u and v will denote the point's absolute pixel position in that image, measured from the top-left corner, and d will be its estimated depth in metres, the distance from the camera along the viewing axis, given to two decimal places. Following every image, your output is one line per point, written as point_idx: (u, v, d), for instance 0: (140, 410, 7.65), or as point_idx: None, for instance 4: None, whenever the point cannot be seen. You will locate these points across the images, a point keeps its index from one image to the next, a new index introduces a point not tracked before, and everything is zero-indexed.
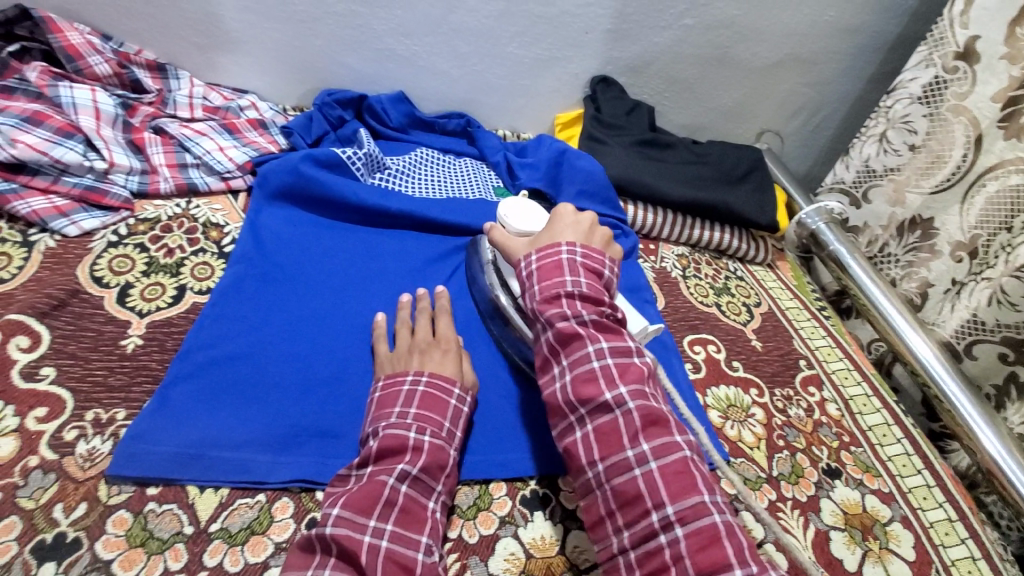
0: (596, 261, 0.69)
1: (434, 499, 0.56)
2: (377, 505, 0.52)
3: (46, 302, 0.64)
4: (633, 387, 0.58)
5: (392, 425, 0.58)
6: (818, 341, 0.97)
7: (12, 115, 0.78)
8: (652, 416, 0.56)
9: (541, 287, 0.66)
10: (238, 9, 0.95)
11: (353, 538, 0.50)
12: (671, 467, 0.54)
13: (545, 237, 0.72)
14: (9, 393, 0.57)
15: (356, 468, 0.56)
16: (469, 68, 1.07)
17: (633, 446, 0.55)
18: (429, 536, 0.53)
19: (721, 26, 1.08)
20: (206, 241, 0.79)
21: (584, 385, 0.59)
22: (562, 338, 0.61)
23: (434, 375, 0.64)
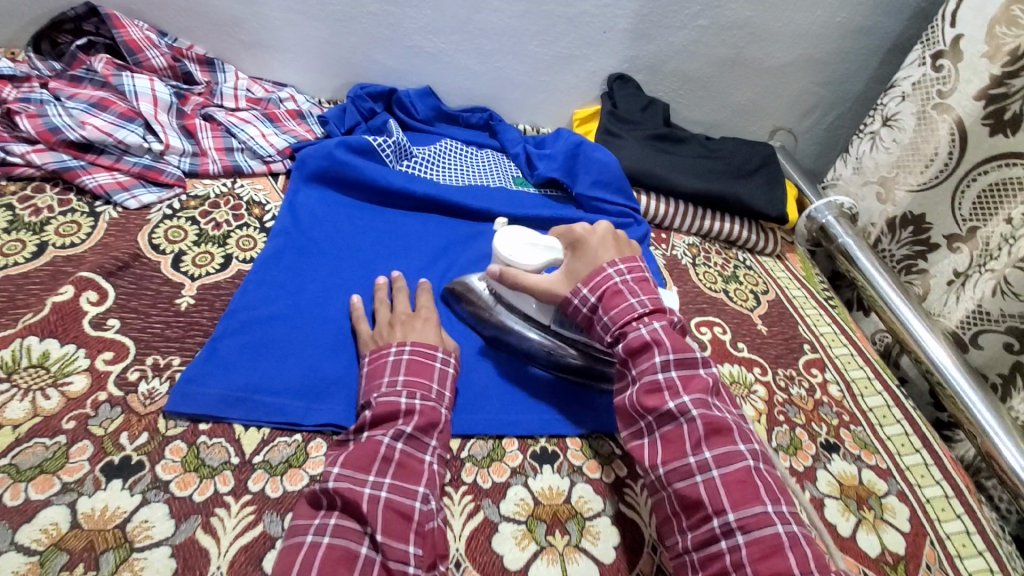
0: (641, 271, 0.69)
1: (430, 452, 0.61)
2: (375, 462, 0.57)
3: (112, 263, 0.72)
4: (698, 396, 0.60)
5: (384, 393, 0.63)
6: (823, 327, 1.01)
7: (82, 101, 0.87)
8: (718, 427, 0.59)
9: (613, 318, 0.66)
10: (281, 9, 1.03)
11: (353, 490, 0.54)
12: (732, 476, 0.56)
13: (585, 266, 0.71)
14: (80, 337, 0.64)
15: (353, 433, 0.61)
16: (492, 65, 1.13)
17: (694, 453, 0.58)
18: (426, 487, 0.58)
19: (734, 26, 1.13)
20: (250, 216, 0.86)
21: (649, 394, 0.61)
22: (631, 349, 0.64)
23: (416, 344, 0.68)
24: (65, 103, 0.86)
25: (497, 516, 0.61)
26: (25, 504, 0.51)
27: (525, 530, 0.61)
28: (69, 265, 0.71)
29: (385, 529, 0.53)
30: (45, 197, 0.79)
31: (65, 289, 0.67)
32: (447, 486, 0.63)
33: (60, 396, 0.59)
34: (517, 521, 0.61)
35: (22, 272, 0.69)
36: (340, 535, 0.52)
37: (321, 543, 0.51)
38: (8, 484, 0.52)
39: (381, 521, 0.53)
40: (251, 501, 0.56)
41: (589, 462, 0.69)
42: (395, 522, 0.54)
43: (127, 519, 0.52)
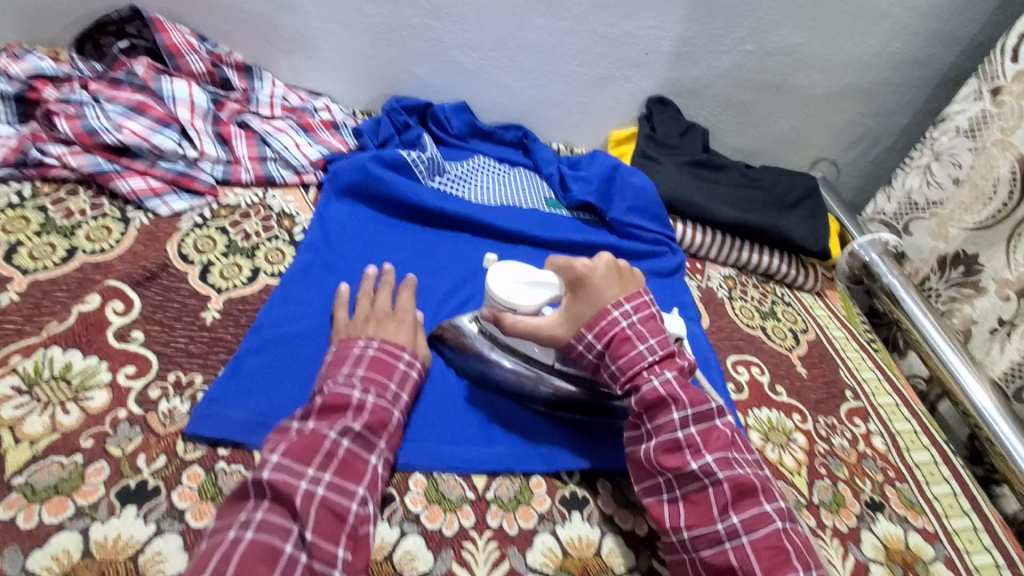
0: (649, 310, 0.65)
1: (377, 455, 0.58)
2: (317, 455, 0.54)
3: (139, 272, 0.70)
4: (720, 455, 0.59)
5: (338, 384, 0.60)
6: (865, 373, 0.96)
7: (120, 104, 0.87)
8: (744, 489, 0.57)
9: (619, 366, 0.63)
10: (322, 19, 1.02)
11: (289, 483, 0.52)
12: (763, 542, 0.55)
13: (587, 310, 0.66)
14: (103, 348, 0.62)
15: (298, 418, 0.57)
16: (530, 82, 1.11)
17: (722, 518, 0.56)
18: (366, 489, 0.56)
19: (782, 53, 1.10)
20: (280, 228, 0.84)
21: (669, 452, 0.60)
22: (646, 404, 0.61)
23: (385, 341, 0.66)
24: (104, 105, 0.86)
25: (523, 566, 0.58)
26: (37, 529, 0.49)
27: None
28: (98, 273, 0.70)
29: (316, 526, 0.51)
30: (78, 200, 0.78)
31: (92, 298, 0.66)
32: (470, 531, 0.59)
33: (80, 411, 0.57)
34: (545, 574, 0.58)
35: (50, 278, 0.68)
36: (265, 529, 0.49)
37: (244, 537, 0.48)
38: (22, 505, 0.50)
39: (313, 519, 0.51)
40: None
41: (621, 511, 0.65)
42: (328, 522, 0.52)
43: (140, 550, 0.50)
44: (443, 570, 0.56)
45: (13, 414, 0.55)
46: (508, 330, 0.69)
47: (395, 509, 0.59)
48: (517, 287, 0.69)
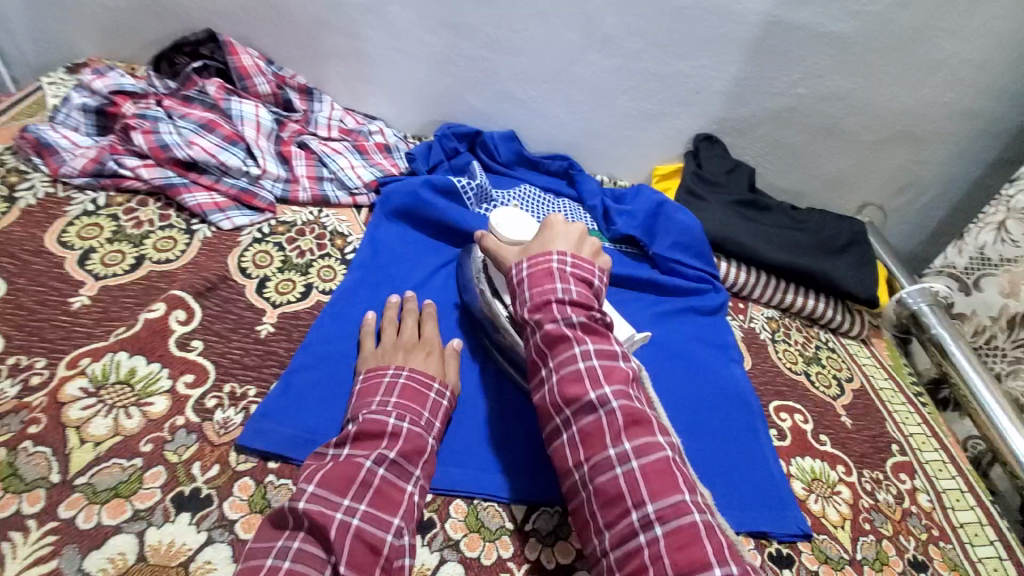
0: (585, 270, 0.69)
1: (412, 483, 0.57)
2: (353, 485, 0.53)
3: (202, 283, 0.73)
4: (617, 387, 0.59)
5: (373, 411, 0.60)
6: (912, 427, 0.93)
7: (192, 121, 0.91)
8: (635, 416, 0.57)
9: (532, 296, 0.66)
10: (384, 48, 1.06)
11: (324, 515, 0.51)
12: (652, 467, 0.55)
13: (536, 247, 0.72)
14: (165, 356, 0.64)
15: (333, 448, 0.57)
16: (578, 115, 1.13)
17: (614, 445, 0.56)
18: (402, 518, 0.54)
19: (834, 98, 1.10)
20: (332, 246, 0.87)
21: (571, 383, 0.60)
22: (550, 339, 0.62)
23: (415, 370, 0.65)
24: (177, 121, 0.91)
25: None
26: (96, 529, 0.51)
27: None
28: (162, 281, 0.72)
29: (350, 560, 0.49)
30: (147, 210, 0.82)
31: (157, 306, 0.69)
32: (508, 562, 0.59)
33: (141, 416, 0.59)
34: None
35: (119, 284, 0.71)
36: (303, 560, 0.49)
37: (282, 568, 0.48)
38: (83, 505, 0.52)
39: (348, 551, 0.50)
40: None
41: None
42: (362, 554, 0.50)
43: (191, 557, 0.51)
44: None
45: (80, 415, 0.57)
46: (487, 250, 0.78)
47: (436, 534, 0.59)
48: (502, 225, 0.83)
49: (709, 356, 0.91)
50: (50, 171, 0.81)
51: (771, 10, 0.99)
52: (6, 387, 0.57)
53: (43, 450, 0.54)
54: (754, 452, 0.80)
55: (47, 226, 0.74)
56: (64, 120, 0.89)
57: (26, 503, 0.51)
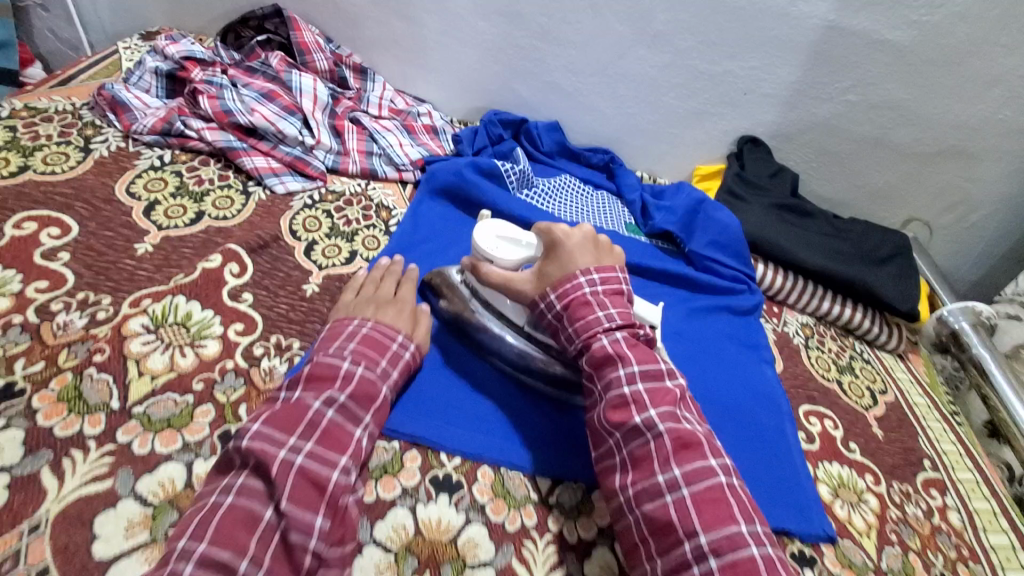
0: (615, 283, 0.69)
1: (362, 428, 0.58)
2: (300, 425, 0.54)
3: (255, 241, 0.77)
4: (665, 410, 0.59)
5: (330, 354, 0.61)
6: (946, 445, 0.91)
7: (254, 90, 0.96)
8: (685, 442, 0.57)
9: (576, 329, 0.66)
10: (438, 32, 1.09)
11: (267, 451, 0.51)
12: (704, 496, 0.54)
13: (555, 271, 0.70)
14: (218, 304, 0.68)
15: (285, 390, 0.58)
16: (623, 110, 1.14)
17: (663, 471, 0.56)
18: (349, 459, 0.55)
19: (885, 107, 1.07)
20: (377, 218, 0.90)
21: (616, 409, 0.60)
22: (595, 362, 0.64)
23: (379, 323, 0.66)
24: (240, 90, 0.95)
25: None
26: (149, 456, 0.53)
27: None
28: (219, 236, 0.76)
29: (292, 495, 0.50)
30: (208, 170, 0.86)
31: (214, 257, 0.72)
32: (530, 531, 0.59)
33: (195, 356, 0.62)
34: None
35: (180, 236, 0.74)
36: (247, 494, 0.49)
37: (224, 503, 0.49)
38: (138, 433, 0.54)
39: (290, 487, 0.50)
40: None
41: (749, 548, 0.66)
42: (306, 492, 0.51)
43: None
44: (503, 562, 0.56)
45: (140, 349, 0.60)
46: (486, 280, 0.72)
47: (462, 496, 0.60)
48: (497, 240, 0.74)
49: (741, 355, 0.91)
50: (123, 128, 0.86)
51: (829, 14, 0.98)
52: (74, 319, 0.61)
53: (105, 378, 0.57)
54: (780, 451, 0.80)
55: (117, 177, 0.79)
56: (137, 82, 0.94)
57: (87, 425, 0.54)
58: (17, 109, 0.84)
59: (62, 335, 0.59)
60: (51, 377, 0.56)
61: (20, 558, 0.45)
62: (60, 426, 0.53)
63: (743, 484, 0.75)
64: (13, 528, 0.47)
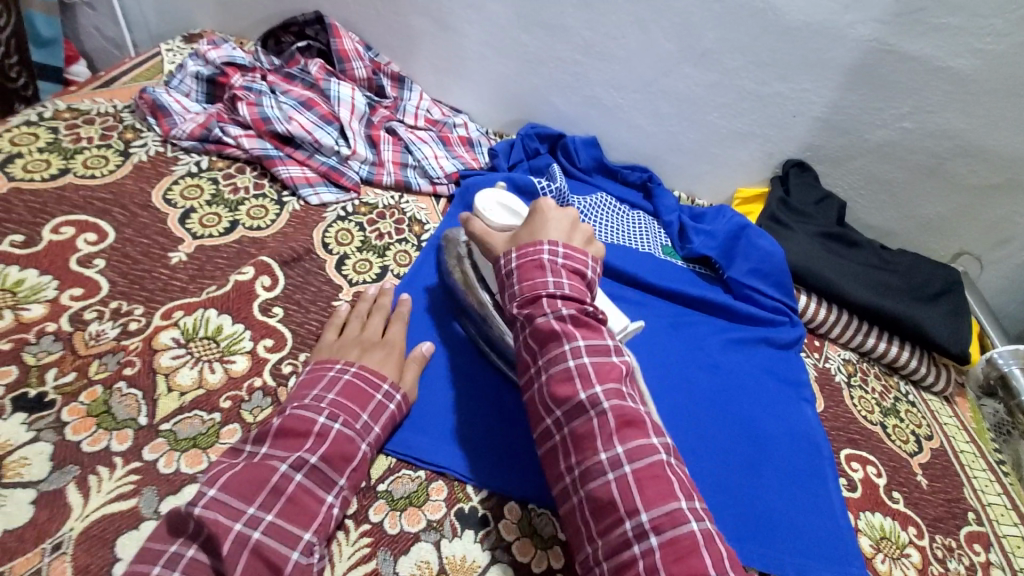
0: (577, 262, 0.64)
1: (335, 493, 0.54)
2: (263, 491, 0.50)
3: (288, 252, 0.76)
4: (610, 386, 0.56)
5: (303, 406, 0.56)
6: (991, 497, 0.87)
7: (293, 98, 0.95)
8: (627, 418, 0.54)
9: (523, 289, 0.62)
10: (479, 44, 1.08)
11: (221, 524, 0.47)
12: (645, 472, 0.51)
13: (526, 237, 0.67)
14: (248, 318, 0.67)
15: (250, 444, 0.54)
16: (664, 128, 1.11)
17: (605, 448, 0.53)
18: (313, 534, 0.50)
19: (944, 136, 1.01)
20: (410, 232, 0.88)
21: (561, 383, 0.57)
22: (541, 338, 0.59)
23: (364, 368, 0.62)
24: (279, 96, 0.94)
25: None
26: (174, 476, 0.52)
27: None
28: (253, 247, 0.75)
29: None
30: (244, 177, 0.85)
31: (246, 269, 0.71)
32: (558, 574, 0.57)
33: (224, 372, 0.61)
34: None
35: (214, 245, 0.74)
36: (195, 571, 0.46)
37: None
38: (165, 451, 0.54)
39: (242, 569, 0.46)
40: (369, 531, 0.55)
41: None
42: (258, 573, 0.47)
43: None
44: None
45: (170, 363, 0.60)
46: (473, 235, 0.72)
47: (489, 533, 0.58)
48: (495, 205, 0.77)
49: (780, 392, 0.87)
50: (162, 132, 0.86)
51: (888, 37, 0.94)
52: (107, 329, 0.61)
53: (134, 393, 0.56)
54: (820, 499, 0.76)
55: (155, 183, 0.79)
56: (178, 85, 0.94)
57: (115, 441, 0.53)
58: (61, 110, 0.84)
59: (94, 345, 0.59)
60: (82, 390, 0.55)
61: None
62: (88, 441, 0.52)
63: (774, 529, 0.71)
64: (36, 547, 0.46)
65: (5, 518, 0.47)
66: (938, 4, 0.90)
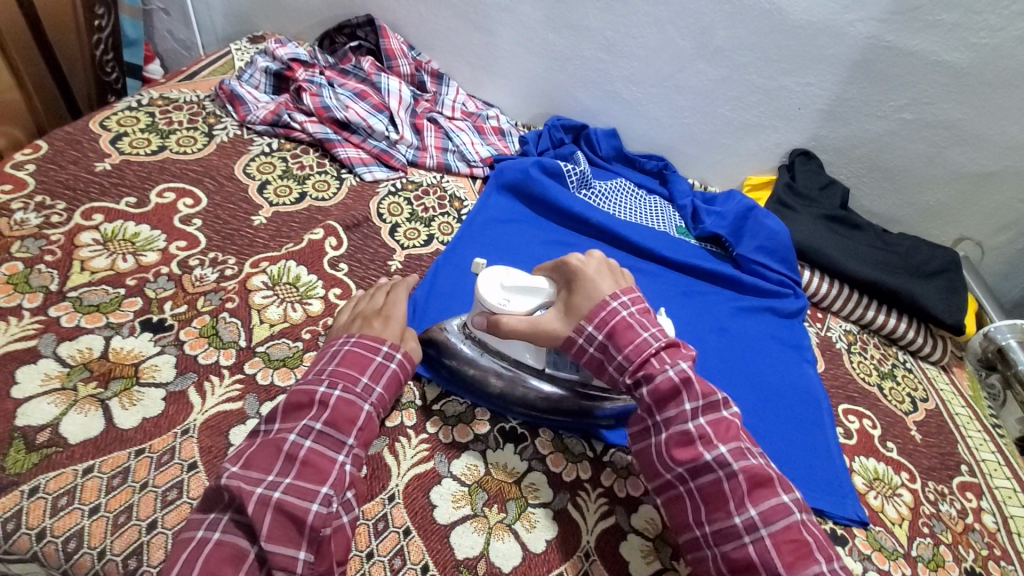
0: (643, 302, 0.66)
1: (346, 452, 0.56)
2: (278, 460, 0.53)
3: (350, 219, 0.88)
4: (734, 446, 0.57)
5: (307, 381, 0.60)
6: (985, 454, 0.94)
7: (348, 90, 1.07)
8: (758, 477, 0.56)
9: (627, 356, 0.62)
10: (511, 43, 1.19)
11: (244, 489, 0.51)
12: (782, 535, 0.53)
13: (585, 303, 0.65)
14: (320, 270, 0.78)
15: (264, 423, 0.57)
16: (680, 120, 1.21)
17: (739, 512, 0.55)
18: (330, 488, 0.53)
19: (940, 126, 1.10)
20: (451, 207, 0.99)
21: (681, 446, 0.58)
22: (658, 398, 0.60)
23: (363, 335, 0.65)
24: (336, 89, 1.07)
25: (627, 525, 0.64)
26: (270, 386, 0.63)
27: (652, 548, 0.62)
28: (320, 214, 0.87)
29: (270, 532, 0.50)
30: (309, 157, 0.97)
31: (317, 231, 0.84)
32: (585, 484, 0.66)
33: (304, 311, 0.72)
34: (645, 537, 0.63)
35: (288, 212, 0.86)
36: (231, 532, 0.50)
37: (211, 539, 0.49)
38: (261, 366, 0.65)
39: (267, 524, 0.50)
40: (427, 439, 0.66)
41: None
42: (286, 527, 0.50)
43: None
44: (561, 506, 0.64)
45: (261, 301, 0.71)
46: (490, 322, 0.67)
47: (527, 446, 0.68)
48: (505, 292, 0.65)
49: (783, 355, 0.96)
50: (238, 118, 0.99)
51: (885, 34, 1.03)
52: (208, 273, 0.73)
53: (235, 321, 0.68)
54: (819, 445, 0.84)
55: (236, 159, 0.91)
56: (249, 79, 1.07)
57: (223, 357, 0.65)
58: (155, 98, 0.97)
59: (199, 285, 0.71)
60: (193, 317, 0.67)
61: (176, 453, 0.56)
62: (203, 355, 0.64)
63: (783, 468, 0.80)
64: (170, 430, 0.57)
65: (145, 409, 0.58)
66: (932, 3, 0.98)
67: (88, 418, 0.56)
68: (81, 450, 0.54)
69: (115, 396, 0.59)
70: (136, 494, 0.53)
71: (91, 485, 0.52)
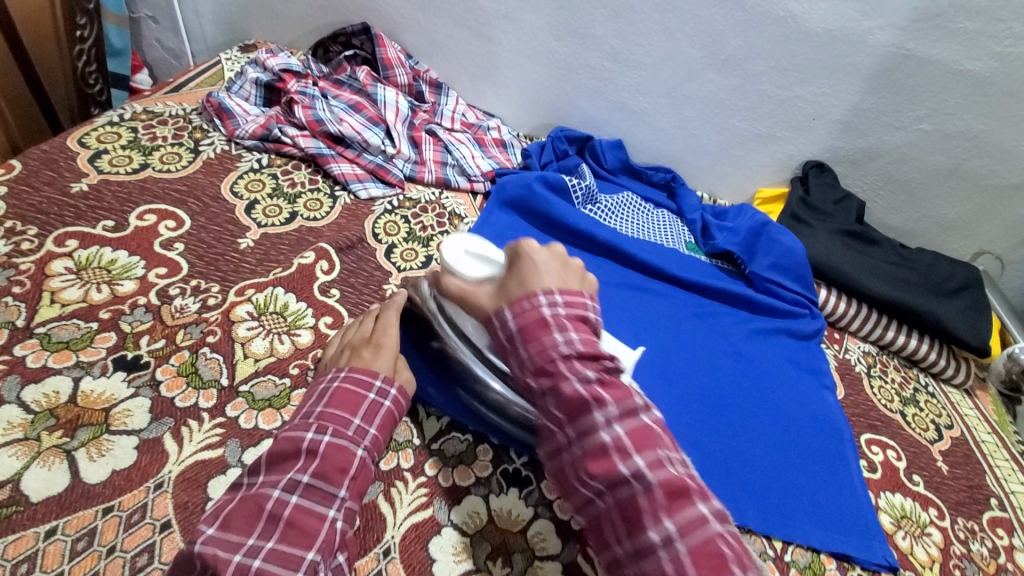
0: (578, 306, 0.57)
1: (336, 507, 0.51)
2: (259, 522, 0.48)
3: (343, 240, 0.83)
4: (651, 456, 0.46)
5: (294, 427, 0.54)
6: (1015, 485, 0.89)
7: (343, 102, 1.02)
8: (679, 491, 0.44)
9: (530, 353, 0.54)
10: (512, 52, 1.15)
11: (219, 557, 0.46)
12: (708, 562, 0.42)
13: (514, 287, 0.59)
14: (310, 298, 0.73)
15: (247, 475, 0.52)
16: (688, 131, 1.16)
17: (659, 536, 0.44)
18: (317, 553, 0.48)
19: (962, 138, 1.05)
20: (450, 225, 0.95)
21: (594, 461, 0.48)
22: (567, 407, 0.50)
23: (353, 369, 0.60)
24: (330, 101, 1.02)
25: None
26: (254, 430, 0.58)
27: None
28: (311, 235, 0.82)
29: None
30: (300, 174, 0.92)
31: (307, 254, 0.79)
32: None
33: (292, 344, 0.67)
34: None
35: (277, 233, 0.81)
36: None
37: None
38: (245, 409, 0.60)
39: None
40: (425, 484, 0.61)
41: None
42: None
43: None
44: (570, 558, 0.59)
45: (246, 333, 0.66)
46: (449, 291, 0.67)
47: (532, 490, 0.63)
48: (463, 254, 0.68)
49: (801, 381, 0.91)
50: (227, 132, 0.94)
51: (902, 43, 0.98)
52: (189, 303, 0.68)
53: (217, 357, 0.63)
54: (843, 480, 0.79)
55: (222, 177, 0.86)
56: (238, 90, 1.02)
57: (202, 398, 0.60)
58: (138, 112, 0.93)
59: (179, 317, 0.66)
60: (172, 353, 0.63)
61: (147, 512, 0.51)
62: (180, 397, 0.59)
63: (811, 510, 0.75)
64: (142, 485, 0.52)
65: (115, 460, 0.53)
66: (954, 10, 0.94)
67: (52, 472, 0.51)
68: (44, 509, 0.49)
69: (82, 446, 0.54)
70: (103, 560, 0.48)
71: (54, 550, 0.47)
